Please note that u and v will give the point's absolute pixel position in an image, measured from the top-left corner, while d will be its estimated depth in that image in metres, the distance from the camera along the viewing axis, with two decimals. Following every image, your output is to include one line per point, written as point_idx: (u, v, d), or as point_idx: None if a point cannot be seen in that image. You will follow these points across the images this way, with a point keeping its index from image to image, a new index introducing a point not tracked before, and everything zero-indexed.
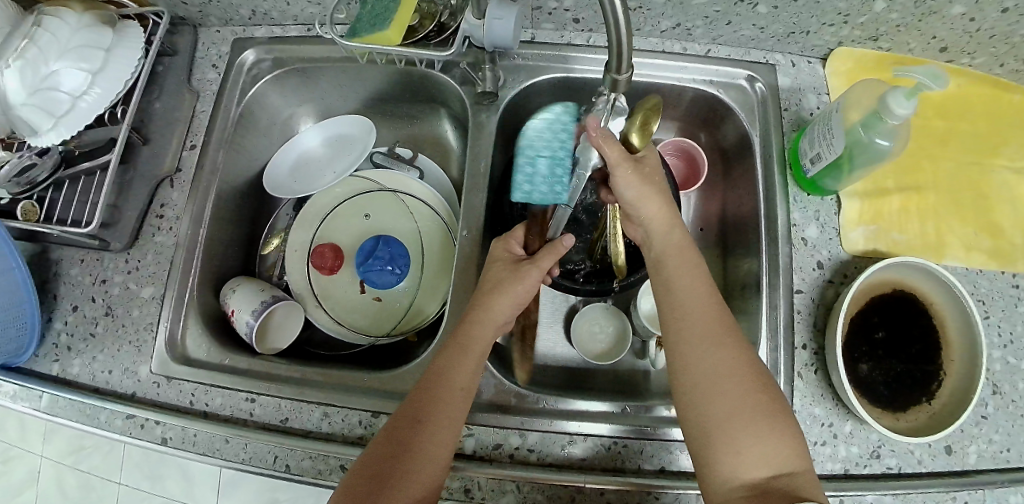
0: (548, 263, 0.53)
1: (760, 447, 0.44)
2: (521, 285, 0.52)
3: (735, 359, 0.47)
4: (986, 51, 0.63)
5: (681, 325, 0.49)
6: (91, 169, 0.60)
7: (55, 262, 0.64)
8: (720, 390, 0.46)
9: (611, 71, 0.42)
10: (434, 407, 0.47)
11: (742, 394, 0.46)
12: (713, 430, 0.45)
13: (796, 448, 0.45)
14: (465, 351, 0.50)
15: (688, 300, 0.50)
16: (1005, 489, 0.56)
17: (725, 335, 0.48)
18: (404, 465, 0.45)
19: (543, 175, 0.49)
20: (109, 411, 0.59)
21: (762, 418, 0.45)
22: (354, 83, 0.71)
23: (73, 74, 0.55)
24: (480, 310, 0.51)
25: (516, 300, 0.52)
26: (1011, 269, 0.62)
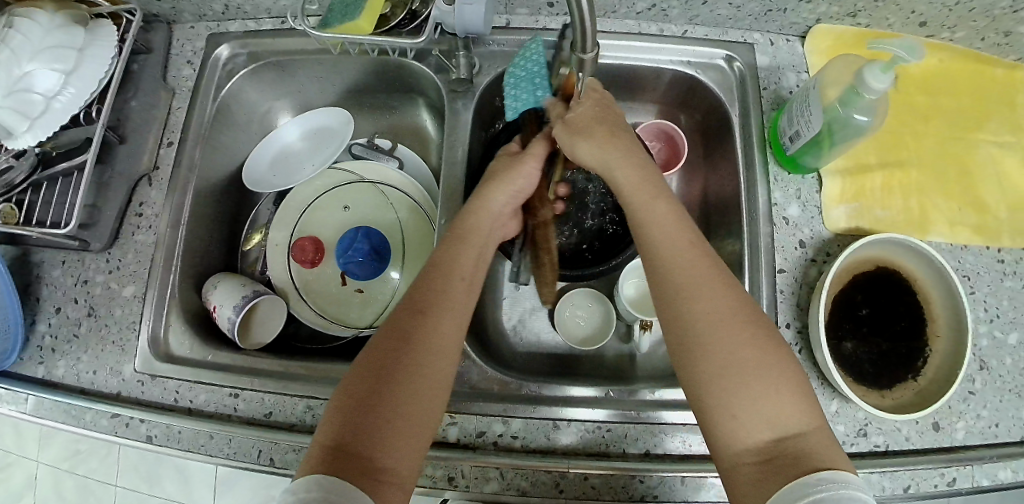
0: (541, 150, 0.55)
1: (762, 406, 0.38)
2: (516, 175, 0.55)
3: (729, 309, 0.42)
4: (966, 25, 0.62)
5: (666, 281, 0.44)
6: (68, 170, 0.60)
7: (37, 264, 0.64)
8: (713, 343, 0.41)
9: (577, 50, 0.41)
10: (401, 369, 0.42)
11: (738, 346, 0.40)
12: (709, 392, 0.40)
13: (807, 404, 0.39)
14: (440, 309, 0.46)
15: (666, 245, 0.45)
16: (995, 465, 0.56)
17: (710, 282, 0.43)
18: (371, 434, 0.39)
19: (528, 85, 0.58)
20: (94, 411, 0.58)
21: (764, 371, 0.40)
22: (331, 74, 0.70)
23: (45, 74, 0.55)
24: (475, 201, 0.53)
25: (513, 190, 0.54)
26: (996, 245, 0.62)
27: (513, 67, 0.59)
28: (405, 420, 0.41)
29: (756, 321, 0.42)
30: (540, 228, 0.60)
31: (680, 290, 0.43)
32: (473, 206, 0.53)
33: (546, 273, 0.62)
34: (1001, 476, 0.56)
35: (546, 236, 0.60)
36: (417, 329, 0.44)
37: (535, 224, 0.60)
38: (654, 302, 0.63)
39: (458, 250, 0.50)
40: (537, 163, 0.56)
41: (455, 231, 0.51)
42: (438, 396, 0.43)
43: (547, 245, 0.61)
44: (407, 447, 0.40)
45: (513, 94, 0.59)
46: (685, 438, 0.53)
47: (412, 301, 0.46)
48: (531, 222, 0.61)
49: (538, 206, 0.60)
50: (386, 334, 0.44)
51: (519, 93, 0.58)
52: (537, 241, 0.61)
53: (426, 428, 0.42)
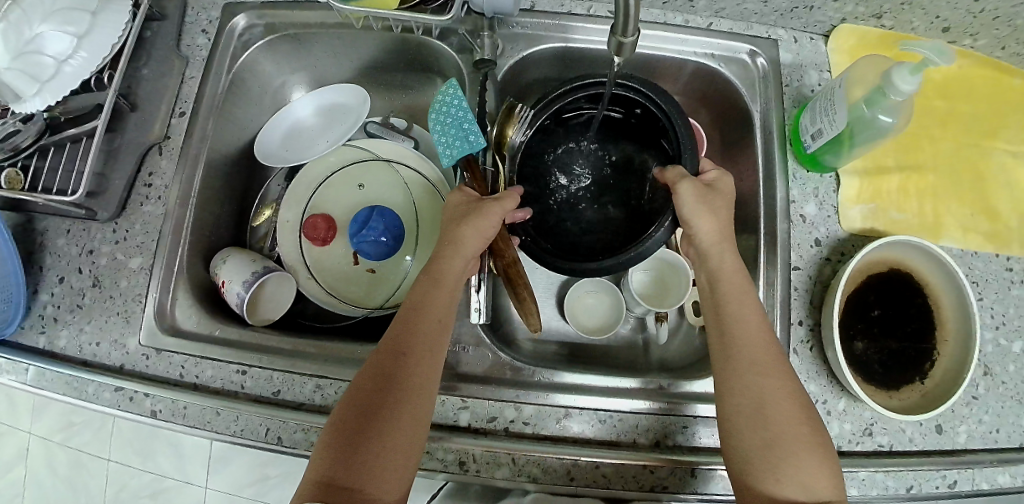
0: (511, 204, 0.53)
1: (800, 473, 0.45)
2: (484, 220, 0.52)
3: (784, 390, 0.48)
4: (989, 33, 0.62)
5: (735, 353, 0.49)
6: (77, 136, 0.58)
7: (41, 232, 0.63)
8: (766, 425, 0.46)
9: (617, 33, 0.41)
10: (384, 408, 0.46)
11: (780, 429, 0.46)
12: (757, 456, 0.46)
13: (835, 475, 0.46)
14: (418, 350, 0.49)
15: (743, 328, 0.50)
16: (994, 469, 0.57)
17: (775, 368, 0.48)
18: (358, 468, 0.44)
19: (458, 131, 0.59)
20: (97, 384, 0.57)
21: (807, 449, 0.46)
22: (348, 49, 0.69)
23: (57, 36, 0.53)
24: (450, 246, 0.53)
25: (484, 236, 0.52)
26: (1007, 252, 0.62)
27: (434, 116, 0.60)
28: (390, 456, 0.45)
29: (805, 407, 0.48)
30: (510, 268, 0.55)
31: (741, 370, 0.48)
32: (443, 251, 0.53)
33: (528, 306, 0.55)
34: (1000, 481, 0.56)
35: (520, 273, 0.56)
36: (397, 372, 0.48)
37: (503, 266, 0.56)
38: (661, 292, 0.64)
39: (429, 296, 0.52)
40: (504, 213, 0.52)
41: (428, 275, 0.52)
42: (421, 432, 0.47)
43: (524, 282, 0.55)
44: (394, 475, 0.45)
45: (445, 142, 0.60)
46: (696, 430, 0.54)
47: (393, 345, 0.49)
48: (499, 264, 0.56)
49: (503, 248, 0.56)
50: (365, 398, 0.47)
51: (451, 141, 0.59)
52: (510, 280, 0.55)
53: (410, 460, 0.46)
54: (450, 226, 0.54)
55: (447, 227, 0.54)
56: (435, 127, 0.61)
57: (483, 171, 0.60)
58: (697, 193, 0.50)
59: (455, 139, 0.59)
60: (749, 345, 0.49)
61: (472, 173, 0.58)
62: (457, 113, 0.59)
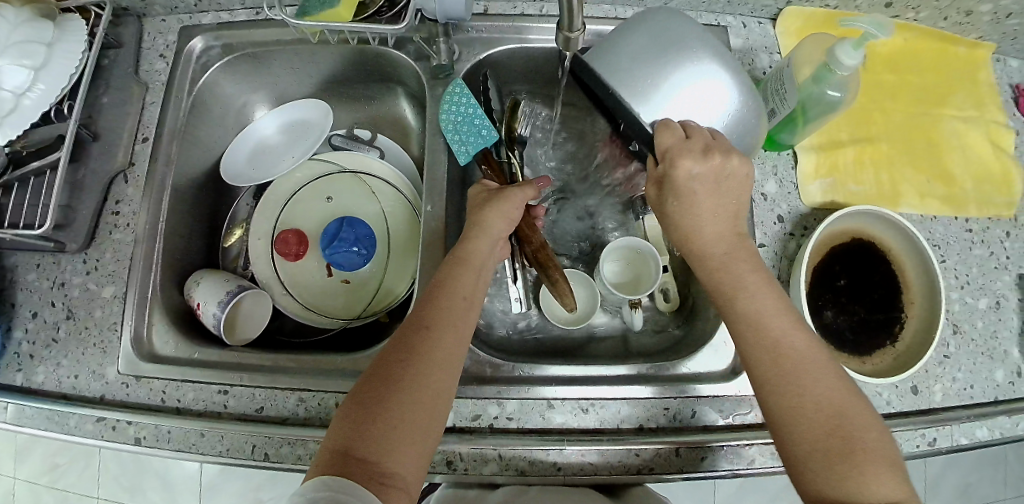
0: (531, 193, 0.58)
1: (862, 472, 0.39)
2: (509, 204, 0.57)
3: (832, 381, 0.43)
4: (929, 4, 0.65)
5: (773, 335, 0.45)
6: (40, 169, 0.58)
7: (10, 268, 0.62)
8: (804, 420, 0.42)
9: (563, 28, 0.42)
10: (406, 380, 0.45)
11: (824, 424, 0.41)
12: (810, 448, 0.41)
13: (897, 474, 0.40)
14: (443, 324, 0.49)
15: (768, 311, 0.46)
16: (971, 424, 0.58)
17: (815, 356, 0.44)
18: (374, 440, 0.43)
19: (471, 127, 0.61)
20: (77, 416, 0.57)
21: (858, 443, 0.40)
22: (309, 66, 0.70)
23: (14, 70, 0.53)
24: (475, 229, 0.55)
25: (509, 218, 0.56)
26: (964, 214, 0.65)
27: (443, 112, 0.61)
28: (410, 428, 0.44)
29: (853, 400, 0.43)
30: (538, 253, 0.61)
31: (790, 359, 0.44)
32: (471, 233, 0.55)
33: (561, 287, 0.59)
34: (978, 435, 0.58)
35: (549, 257, 0.60)
36: (422, 345, 0.47)
37: (532, 251, 0.61)
38: (635, 280, 0.65)
39: (458, 276, 0.52)
40: (524, 200, 0.58)
41: (454, 255, 0.53)
42: (440, 414, 0.46)
43: (554, 263, 0.60)
44: (411, 452, 0.43)
45: (458, 141, 0.61)
46: (678, 411, 0.55)
47: (415, 318, 0.49)
48: (528, 251, 0.61)
49: (530, 235, 0.61)
50: (382, 383, 0.45)
51: (464, 137, 0.61)
52: (541, 264, 0.60)
53: (424, 452, 0.44)
54: (473, 212, 0.57)
55: (471, 213, 0.58)
56: (444, 124, 0.61)
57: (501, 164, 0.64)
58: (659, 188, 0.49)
59: (470, 135, 0.61)
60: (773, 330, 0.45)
61: (491, 167, 0.62)
62: (471, 109, 0.61)
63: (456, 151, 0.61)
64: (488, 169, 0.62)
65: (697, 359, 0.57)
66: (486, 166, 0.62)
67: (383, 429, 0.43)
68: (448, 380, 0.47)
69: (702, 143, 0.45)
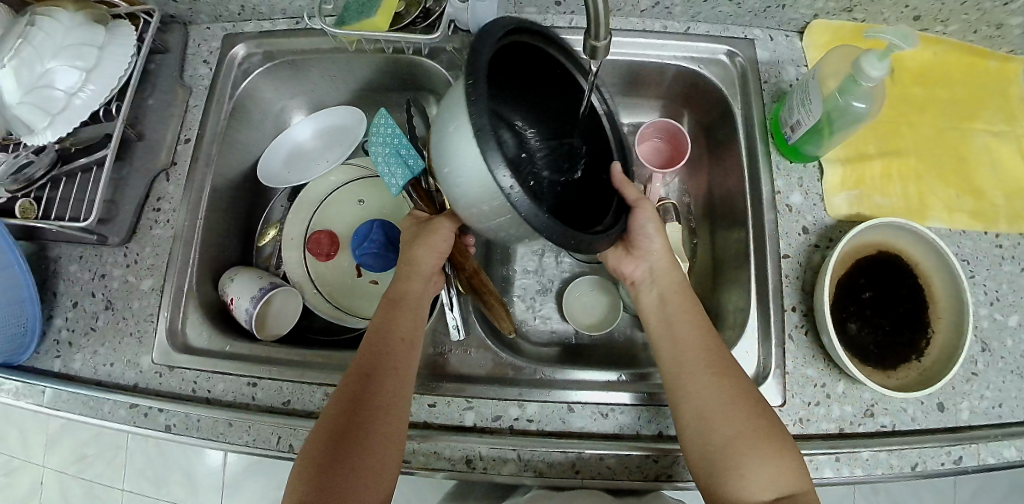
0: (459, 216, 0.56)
1: (764, 468, 0.46)
2: (437, 236, 0.55)
3: (740, 387, 0.50)
4: (959, 18, 0.65)
5: (688, 358, 0.52)
6: (87, 166, 0.61)
7: (55, 260, 0.65)
8: (726, 421, 0.48)
9: (591, 37, 0.43)
10: (353, 428, 0.47)
11: (745, 423, 0.48)
12: (717, 456, 0.47)
13: (794, 462, 0.47)
14: (385, 370, 0.50)
15: (683, 334, 0.53)
16: (1000, 443, 0.57)
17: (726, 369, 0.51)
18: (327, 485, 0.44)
19: (399, 159, 0.62)
20: (111, 402, 0.59)
21: (757, 442, 0.47)
22: (343, 73, 0.72)
23: (68, 72, 0.56)
24: (406, 267, 0.56)
25: (438, 251, 0.56)
26: (994, 229, 0.64)
27: (372, 146, 0.63)
28: (363, 474, 0.45)
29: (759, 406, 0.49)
30: (473, 279, 0.59)
31: (690, 375, 0.51)
32: (403, 272, 0.56)
33: (500, 310, 0.59)
34: (1007, 455, 0.57)
35: (484, 281, 0.59)
36: (364, 394, 0.48)
37: (466, 277, 0.59)
38: None
39: (383, 315, 0.54)
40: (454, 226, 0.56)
41: (387, 298, 0.55)
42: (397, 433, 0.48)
43: (488, 287, 0.59)
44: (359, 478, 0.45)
45: (389, 173, 0.62)
46: None
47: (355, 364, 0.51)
48: (462, 277, 0.60)
49: (462, 260, 0.59)
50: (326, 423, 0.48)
51: (394, 169, 0.61)
52: (476, 289, 0.59)
53: (383, 474, 0.46)
54: (404, 250, 0.57)
55: (403, 249, 0.58)
56: (376, 158, 0.62)
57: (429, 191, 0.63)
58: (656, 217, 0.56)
59: (397, 167, 0.61)
60: (692, 352, 0.52)
61: (419, 194, 0.61)
62: (398, 142, 0.62)
63: (388, 183, 0.61)
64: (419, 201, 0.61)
65: None
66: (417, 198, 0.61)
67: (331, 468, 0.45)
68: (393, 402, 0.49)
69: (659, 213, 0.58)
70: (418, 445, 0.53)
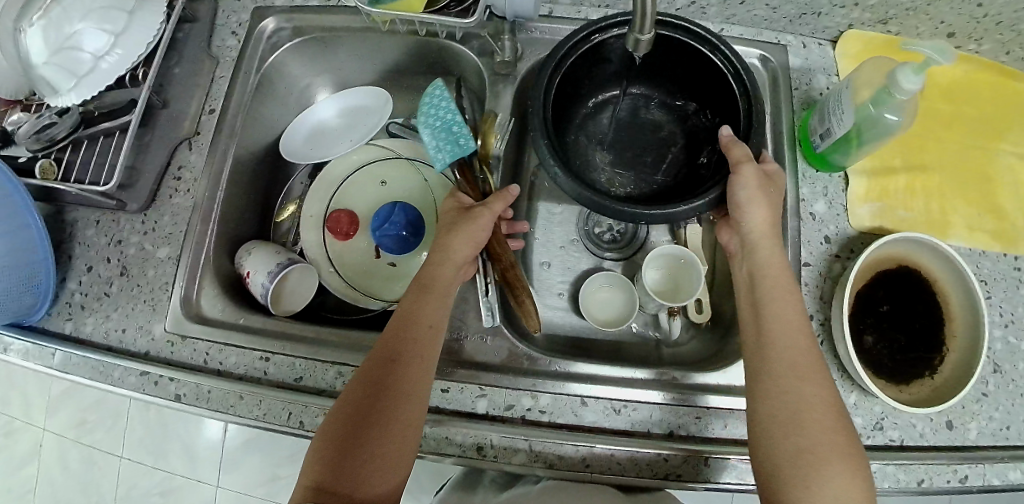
0: (500, 206, 0.55)
1: (833, 484, 0.43)
2: (475, 225, 0.54)
3: (822, 397, 0.46)
4: (993, 38, 0.65)
5: (775, 354, 0.49)
6: (110, 130, 0.59)
7: (72, 223, 0.65)
8: (801, 428, 0.45)
9: (633, 30, 0.43)
10: (373, 414, 0.47)
11: (819, 436, 0.45)
12: (791, 465, 0.44)
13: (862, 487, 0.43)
14: (410, 358, 0.49)
15: (777, 328, 0.50)
16: (1006, 465, 0.57)
17: (810, 372, 0.48)
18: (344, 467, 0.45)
19: (448, 135, 0.61)
20: (122, 369, 0.59)
21: (830, 456, 0.44)
22: (371, 53, 0.72)
23: (95, 34, 0.57)
24: (440, 253, 0.54)
25: (474, 241, 0.54)
26: (1014, 251, 0.64)
27: (422, 116, 0.63)
28: (378, 460, 0.46)
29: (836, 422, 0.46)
30: (507, 272, 0.58)
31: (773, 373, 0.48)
32: (436, 257, 0.54)
33: (528, 308, 0.57)
34: (1012, 477, 0.57)
35: (519, 277, 0.58)
36: (389, 380, 0.48)
37: (501, 269, 0.58)
38: (674, 287, 0.65)
39: (422, 299, 0.53)
40: (492, 217, 0.55)
41: (419, 282, 0.54)
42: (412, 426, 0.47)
43: (522, 283, 0.58)
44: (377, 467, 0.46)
45: (436, 148, 0.61)
46: (709, 421, 0.55)
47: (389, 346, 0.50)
48: (497, 269, 0.59)
49: (500, 253, 0.59)
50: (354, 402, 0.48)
51: (441, 145, 0.61)
52: (509, 283, 0.58)
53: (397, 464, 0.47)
54: (440, 235, 0.56)
55: (440, 234, 0.56)
56: (423, 130, 0.63)
57: (476, 176, 0.61)
58: (758, 181, 0.51)
59: (446, 143, 0.61)
60: (776, 348, 0.49)
61: (464, 176, 0.61)
62: (448, 117, 0.62)
63: (432, 159, 0.62)
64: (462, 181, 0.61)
65: (734, 371, 0.57)
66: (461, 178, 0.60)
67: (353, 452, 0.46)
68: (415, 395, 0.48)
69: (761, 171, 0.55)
70: (429, 429, 0.54)
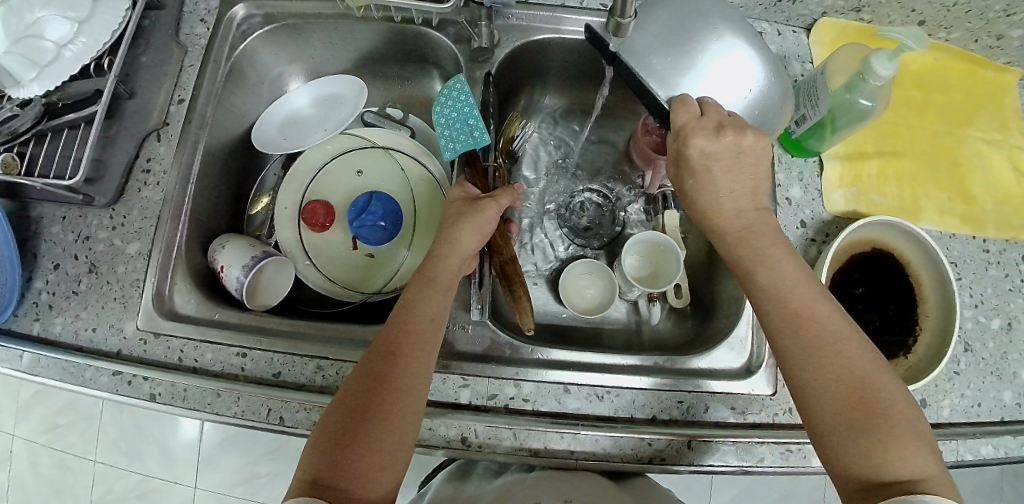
0: (507, 200, 0.56)
1: (868, 447, 0.40)
2: (482, 217, 0.54)
3: (847, 362, 0.43)
4: (962, 26, 0.67)
5: (794, 317, 0.45)
6: (75, 121, 0.58)
7: (36, 219, 0.62)
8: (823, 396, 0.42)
9: (616, 14, 0.43)
10: (372, 406, 0.46)
11: (849, 405, 0.41)
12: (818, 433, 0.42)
13: (905, 449, 0.40)
14: (409, 352, 0.48)
15: (791, 294, 0.46)
16: (977, 441, 0.58)
17: (830, 338, 0.44)
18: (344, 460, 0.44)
19: (463, 127, 0.60)
20: (93, 369, 0.57)
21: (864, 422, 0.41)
22: (347, 41, 0.71)
23: (58, 21, 0.54)
24: (445, 245, 0.54)
25: (481, 233, 0.54)
26: (982, 234, 0.65)
27: (439, 106, 0.61)
28: (379, 455, 0.44)
29: (867, 383, 0.42)
30: (507, 266, 0.58)
31: (800, 341, 0.44)
32: (441, 250, 0.54)
33: (523, 304, 0.57)
34: (984, 452, 0.58)
35: (517, 270, 0.59)
36: (388, 373, 0.47)
37: (501, 262, 0.58)
38: (653, 272, 0.65)
39: (425, 292, 0.51)
40: (500, 210, 0.56)
41: (422, 275, 0.53)
42: (411, 417, 0.46)
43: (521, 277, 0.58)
44: (379, 457, 0.44)
45: (450, 138, 0.61)
46: (691, 406, 0.55)
47: (387, 341, 0.49)
48: (496, 262, 0.59)
49: (502, 245, 0.59)
50: (350, 397, 0.46)
51: (455, 136, 0.61)
52: (508, 277, 0.58)
53: (399, 453, 0.45)
54: (447, 225, 0.55)
55: (446, 224, 0.55)
56: (439, 120, 0.62)
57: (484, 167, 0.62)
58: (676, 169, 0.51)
59: (461, 134, 0.60)
60: (795, 311, 0.45)
61: (474, 169, 0.61)
62: (466, 109, 0.60)
63: (443, 147, 0.61)
64: (471, 173, 0.61)
65: (714, 355, 0.57)
66: (471, 170, 0.61)
67: (353, 444, 0.44)
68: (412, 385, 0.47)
69: (716, 120, 0.47)
70: None
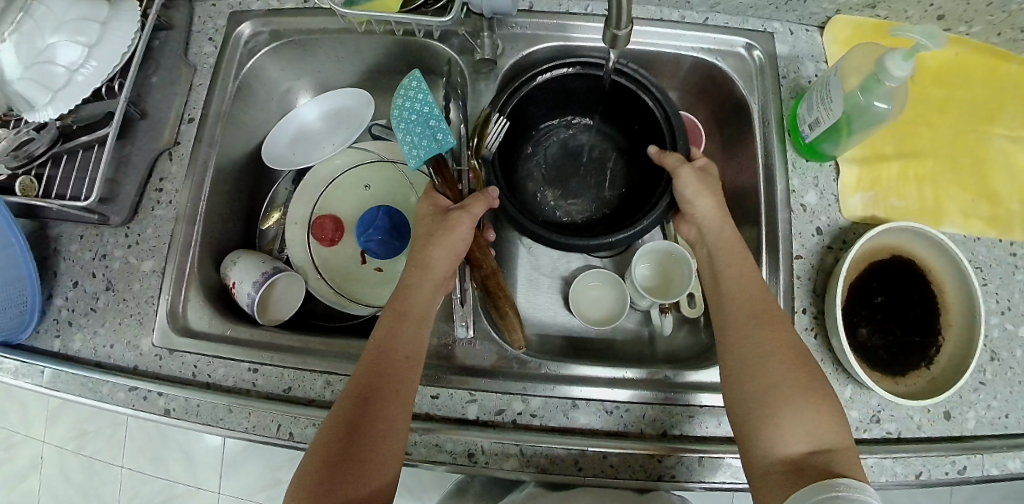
0: (480, 208, 0.55)
1: (801, 419, 0.45)
2: (453, 235, 0.54)
3: (779, 342, 0.49)
4: (983, 19, 0.63)
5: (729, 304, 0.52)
6: (89, 143, 0.59)
7: (55, 238, 0.64)
8: (763, 370, 0.47)
9: (611, 26, 0.42)
10: (361, 424, 0.47)
11: (781, 379, 0.47)
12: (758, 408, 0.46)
13: (828, 418, 0.45)
14: (391, 375, 0.49)
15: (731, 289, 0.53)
16: (1005, 454, 0.56)
17: (765, 317, 0.50)
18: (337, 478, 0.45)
19: (424, 130, 0.60)
20: (111, 385, 0.58)
21: (795, 395, 0.46)
22: (352, 54, 0.71)
23: (69, 47, 0.54)
24: (419, 268, 0.54)
25: (453, 252, 0.54)
26: (1009, 237, 0.62)
27: (397, 110, 0.61)
28: (367, 466, 0.46)
29: (795, 363, 0.48)
30: (489, 280, 0.58)
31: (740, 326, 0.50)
32: (414, 275, 0.54)
33: (511, 321, 0.57)
34: (1011, 466, 0.56)
35: (499, 284, 0.58)
36: (371, 401, 0.48)
37: (483, 276, 0.58)
38: (662, 281, 0.64)
39: (396, 326, 0.52)
40: (473, 223, 0.55)
41: (394, 309, 0.53)
42: (395, 436, 0.47)
43: (504, 291, 0.58)
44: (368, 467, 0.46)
45: (413, 144, 0.60)
46: (701, 419, 0.54)
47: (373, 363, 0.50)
48: (478, 276, 0.59)
49: (481, 258, 0.58)
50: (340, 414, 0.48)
51: (417, 142, 0.60)
52: (491, 292, 0.58)
53: (386, 467, 0.47)
54: (419, 247, 0.55)
55: (418, 245, 0.55)
56: (399, 126, 0.61)
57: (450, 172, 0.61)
58: (696, 177, 0.56)
59: (422, 139, 0.60)
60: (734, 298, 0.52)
61: (441, 177, 0.60)
62: (425, 110, 0.60)
63: (408, 155, 0.60)
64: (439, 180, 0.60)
65: None
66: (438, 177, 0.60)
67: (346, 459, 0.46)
68: (399, 410, 0.48)
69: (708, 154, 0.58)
70: (418, 436, 0.53)
